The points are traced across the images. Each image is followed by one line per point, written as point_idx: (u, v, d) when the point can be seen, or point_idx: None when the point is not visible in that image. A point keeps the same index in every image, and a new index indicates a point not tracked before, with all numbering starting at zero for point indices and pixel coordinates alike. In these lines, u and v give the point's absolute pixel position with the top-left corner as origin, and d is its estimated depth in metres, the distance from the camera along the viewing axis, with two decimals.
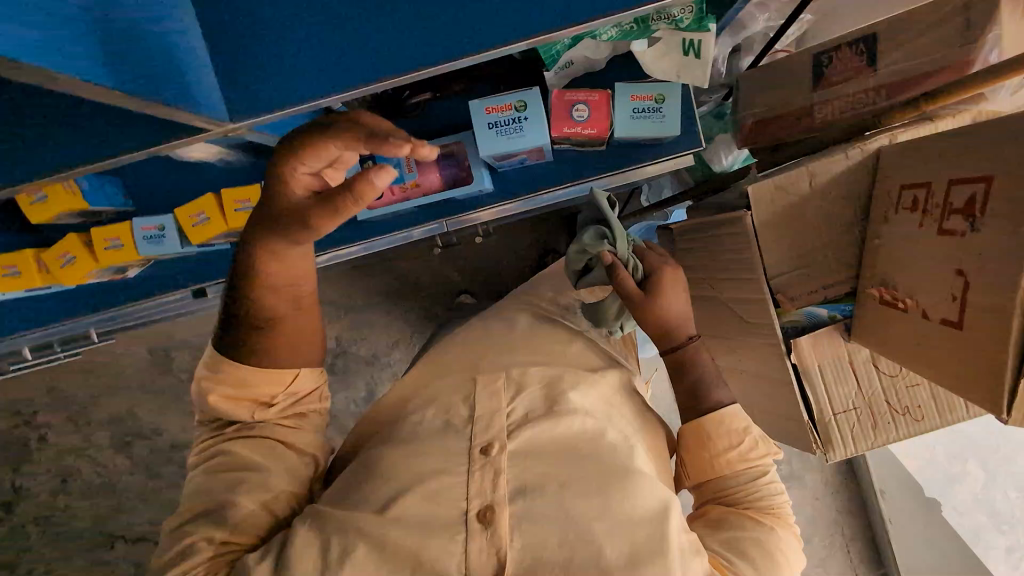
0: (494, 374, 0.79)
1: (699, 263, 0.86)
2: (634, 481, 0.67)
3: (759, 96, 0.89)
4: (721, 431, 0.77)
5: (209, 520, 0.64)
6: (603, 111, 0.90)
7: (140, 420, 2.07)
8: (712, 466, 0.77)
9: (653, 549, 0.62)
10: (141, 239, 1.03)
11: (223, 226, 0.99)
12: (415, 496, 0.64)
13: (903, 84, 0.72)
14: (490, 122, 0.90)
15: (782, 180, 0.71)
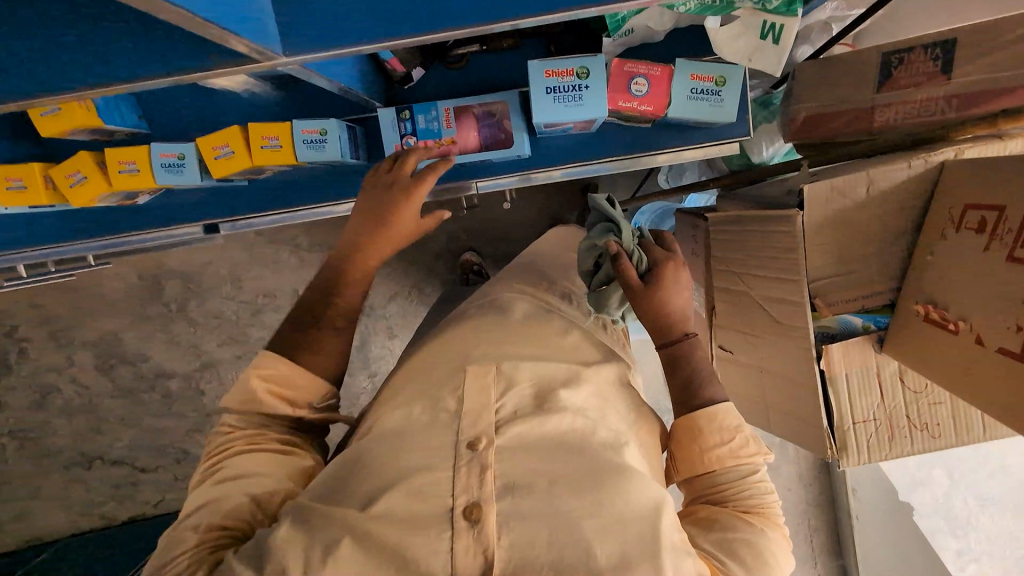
0: (485, 366, 0.76)
1: (728, 254, 0.84)
2: (628, 481, 0.66)
3: (813, 88, 0.83)
4: (712, 428, 0.74)
5: (211, 509, 0.68)
6: (663, 88, 0.85)
7: (125, 344, 2.03)
8: (700, 463, 0.74)
9: (643, 551, 0.61)
10: (158, 166, 0.98)
11: (248, 163, 0.95)
12: (400, 493, 0.64)
13: (977, 96, 0.68)
14: (550, 87, 0.83)
15: (840, 183, 0.68)
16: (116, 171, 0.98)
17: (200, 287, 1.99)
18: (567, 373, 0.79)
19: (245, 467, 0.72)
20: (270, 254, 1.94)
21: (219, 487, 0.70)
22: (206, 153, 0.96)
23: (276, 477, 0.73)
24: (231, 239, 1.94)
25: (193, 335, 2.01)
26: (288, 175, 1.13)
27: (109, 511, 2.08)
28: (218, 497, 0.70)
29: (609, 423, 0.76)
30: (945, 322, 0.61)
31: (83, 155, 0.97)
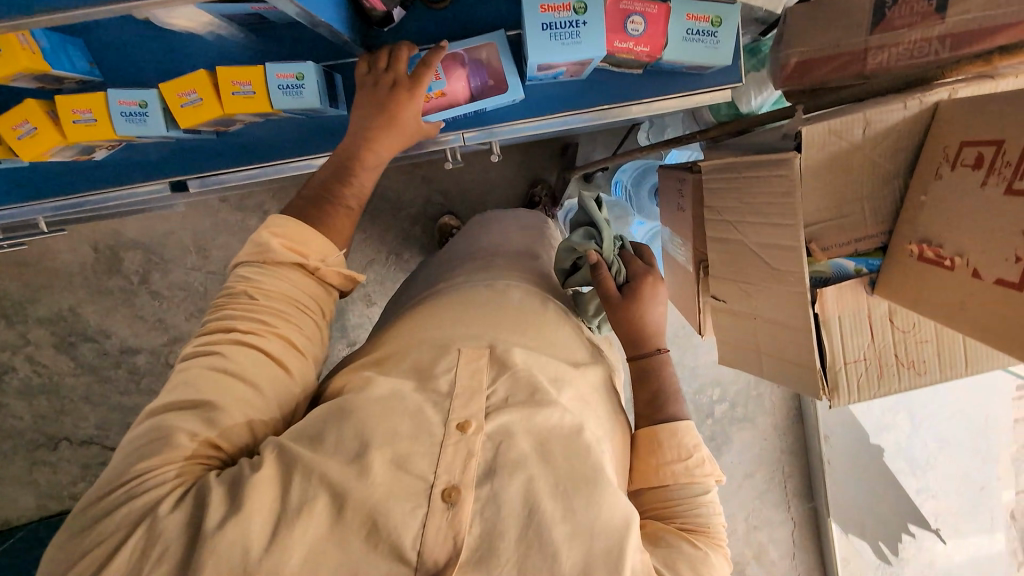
0: (480, 350, 0.77)
1: (722, 200, 0.83)
2: (604, 490, 0.65)
3: (809, 33, 0.81)
4: (672, 443, 0.82)
5: (197, 416, 0.65)
6: (660, 27, 0.82)
7: (84, 320, 1.93)
8: (656, 475, 0.81)
9: (609, 559, 0.61)
10: (118, 115, 0.90)
11: (218, 110, 0.89)
12: (384, 459, 0.62)
13: (972, 37, 0.65)
14: (546, 23, 0.78)
15: (837, 125, 0.67)
16: (70, 121, 0.90)
17: (163, 258, 1.89)
18: (556, 371, 0.79)
19: (244, 360, 0.70)
20: (237, 222, 1.85)
21: (214, 381, 0.67)
22: (172, 100, 0.90)
23: (271, 386, 0.71)
24: (194, 206, 1.84)
25: (158, 308, 1.92)
26: (260, 128, 1.06)
27: (79, 493, 2.00)
28: (213, 393, 0.66)
29: (589, 421, 0.76)
30: (940, 258, 0.62)
31: (30, 103, 0.88)
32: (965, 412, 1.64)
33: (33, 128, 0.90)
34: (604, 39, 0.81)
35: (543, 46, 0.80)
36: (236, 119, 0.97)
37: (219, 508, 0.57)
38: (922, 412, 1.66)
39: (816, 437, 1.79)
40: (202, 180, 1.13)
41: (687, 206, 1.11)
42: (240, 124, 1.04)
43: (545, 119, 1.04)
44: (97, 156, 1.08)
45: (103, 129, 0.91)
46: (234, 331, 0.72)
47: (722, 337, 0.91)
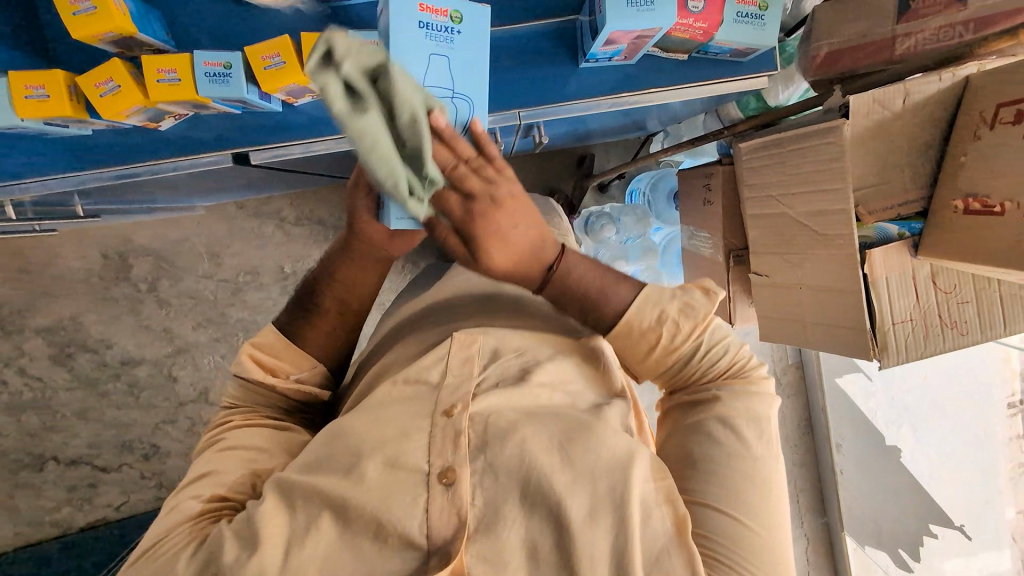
0: (470, 338, 0.78)
1: (771, 177, 0.87)
2: (597, 433, 0.64)
3: (833, 26, 0.84)
4: (634, 333, 0.72)
5: (208, 481, 0.70)
6: (716, 7, 0.83)
7: (85, 330, 1.70)
8: (648, 364, 0.76)
9: (615, 500, 0.60)
10: (203, 76, 0.88)
11: (300, 77, 0.88)
12: (377, 462, 0.63)
13: (991, 20, 0.71)
14: None
15: (881, 94, 0.75)
16: (154, 81, 0.87)
17: (174, 264, 1.72)
18: (556, 347, 0.80)
19: (240, 441, 0.75)
20: (253, 229, 1.73)
21: (216, 459, 0.74)
22: (256, 64, 0.88)
23: (270, 448, 0.77)
24: (211, 210, 1.71)
25: (165, 318, 1.73)
26: (326, 103, 1.01)
27: (63, 520, 1.69)
28: (217, 467, 0.72)
29: (582, 387, 0.75)
30: (990, 207, 0.69)
31: (117, 61, 0.86)
32: (965, 420, 1.59)
33: (117, 86, 0.86)
34: (676, 14, 0.80)
35: (620, 12, 0.78)
36: (309, 91, 0.95)
37: (235, 544, 0.61)
38: (924, 424, 1.61)
39: (828, 447, 1.71)
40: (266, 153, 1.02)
41: (713, 198, 1.10)
42: (307, 97, 0.98)
43: (563, 107, 0.99)
44: (163, 126, 0.99)
45: (186, 90, 0.87)
46: (233, 422, 0.79)
47: (771, 312, 0.92)
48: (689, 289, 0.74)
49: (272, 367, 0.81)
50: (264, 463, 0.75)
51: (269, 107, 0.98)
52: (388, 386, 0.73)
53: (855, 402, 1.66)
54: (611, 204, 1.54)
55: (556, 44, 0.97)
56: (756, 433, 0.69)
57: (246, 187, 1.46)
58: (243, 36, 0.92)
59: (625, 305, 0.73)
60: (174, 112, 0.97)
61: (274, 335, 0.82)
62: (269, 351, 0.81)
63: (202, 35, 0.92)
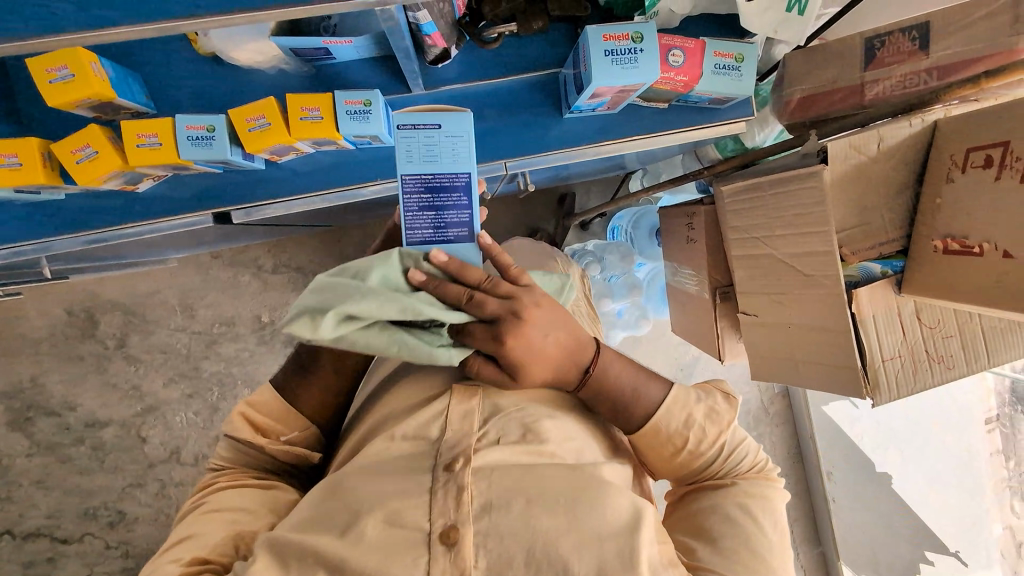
0: (472, 391, 0.71)
1: (755, 219, 0.88)
2: (604, 494, 0.60)
3: (803, 73, 0.89)
4: (662, 439, 0.73)
5: (192, 544, 0.64)
6: (696, 61, 0.87)
7: (47, 391, 1.60)
8: (671, 466, 0.75)
9: (624, 564, 0.55)
10: (185, 139, 0.86)
11: (285, 136, 0.87)
12: (376, 519, 0.57)
13: (953, 67, 0.75)
14: (608, 49, 0.80)
15: (856, 141, 0.78)
16: (133, 146, 0.85)
17: (145, 318, 1.63)
18: (552, 400, 0.75)
19: (223, 503, 0.69)
20: (229, 279, 1.65)
21: (196, 522, 0.67)
22: (239, 125, 0.87)
23: (254, 508, 0.70)
24: (185, 261, 1.63)
25: (133, 375, 1.62)
26: (310, 159, 1.00)
27: None
28: (197, 529, 0.66)
29: (583, 445, 0.71)
30: (969, 248, 0.71)
31: (95, 126, 0.84)
32: (946, 444, 1.59)
33: (97, 152, 0.84)
34: (659, 70, 0.83)
35: (606, 68, 0.80)
36: (294, 149, 0.94)
37: None
38: (909, 446, 1.64)
39: (817, 475, 1.71)
40: (246, 211, 1.00)
41: (696, 237, 1.11)
42: (292, 154, 0.97)
43: (546, 157, 1.01)
44: (141, 188, 0.97)
45: (168, 153, 0.86)
46: (218, 483, 0.73)
47: (768, 352, 0.92)
48: (710, 396, 0.76)
49: (268, 425, 0.75)
50: (250, 524, 0.68)
51: (252, 166, 0.97)
52: (386, 439, 0.67)
53: (845, 429, 1.70)
54: (593, 244, 1.56)
55: (541, 95, 0.99)
56: (772, 521, 0.69)
57: (222, 237, 1.42)
58: (226, 95, 0.91)
59: (654, 407, 0.73)
60: (153, 174, 0.95)
61: (270, 394, 0.76)
62: (262, 408, 0.75)
63: (183, 95, 0.91)
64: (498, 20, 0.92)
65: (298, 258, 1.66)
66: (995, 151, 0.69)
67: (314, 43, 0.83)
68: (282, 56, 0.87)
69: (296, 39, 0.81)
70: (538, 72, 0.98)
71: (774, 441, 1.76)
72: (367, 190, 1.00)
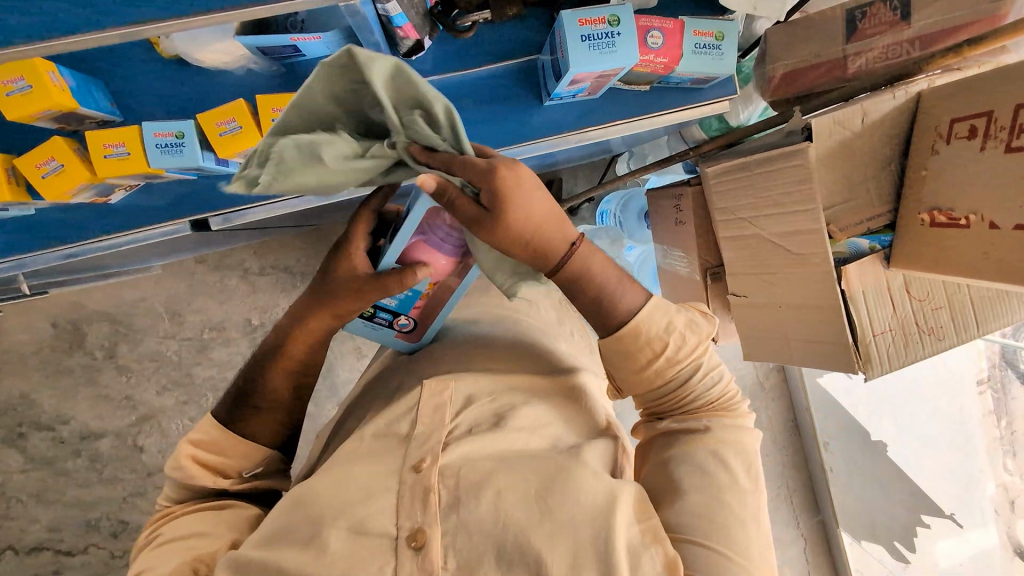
0: (441, 384, 0.69)
1: (746, 201, 0.86)
2: (574, 478, 0.58)
3: (784, 49, 0.88)
4: (639, 344, 0.65)
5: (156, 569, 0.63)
6: (676, 41, 0.85)
7: (38, 407, 1.57)
8: (641, 380, 0.67)
9: (600, 550, 0.54)
10: (153, 147, 0.84)
11: (259, 139, 0.85)
12: (340, 529, 0.56)
13: (937, 36, 0.74)
14: (584, 34, 0.78)
15: (840, 116, 0.77)
16: (100, 156, 0.83)
17: (133, 327, 1.60)
18: (528, 388, 0.71)
19: (181, 530, 0.67)
20: (215, 283, 1.62)
21: (154, 555, 0.65)
22: (210, 130, 0.85)
23: (214, 531, 0.67)
24: (169, 267, 1.60)
25: (126, 385, 1.60)
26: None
27: None
28: (152, 563, 0.64)
29: (562, 429, 0.67)
30: (957, 220, 0.71)
31: (58, 139, 0.82)
32: (943, 409, 1.60)
33: (63, 164, 0.82)
34: (638, 52, 0.81)
35: (583, 54, 0.79)
36: None
37: None
38: (902, 413, 1.64)
39: (816, 446, 1.74)
40: (224, 217, 1.00)
41: (684, 219, 1.09)
42: None
43: (529, 145, 1.00)
44: (114, 200, 0.95)
45: (137, 163, 0.84)
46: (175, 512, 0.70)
47: (759, 331, 0.91)
48: (691, 309, 0.68)
49: (222, 458, 0.72)
50: (209, 546, 0.66)
51: (226, 171, 0.94)
52: (355, 442, 0.66)
53: (840, 400, 1.70)
54: (584, 227, 1.52)
55: (520, 82, 0.97)
56: (745, 465, 0.64)
57: (203, 243, 1.39)
58: (193, 101, 0.89)
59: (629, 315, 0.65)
60: (125, 185, 0.92)
61: (215, 429, 0.72)
62: (211, 446, 0.71)
63: (149, 102, 0.88)
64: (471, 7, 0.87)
65: (285, 258, 1.64)
66: (980, 121, 0.68)
67: (281, 41, 0.80)
68: (248, 55, 0.84)
69: (263, 37, 0.79)
70: (517, 59, 0.95)
71: (772, 413, 1.78)
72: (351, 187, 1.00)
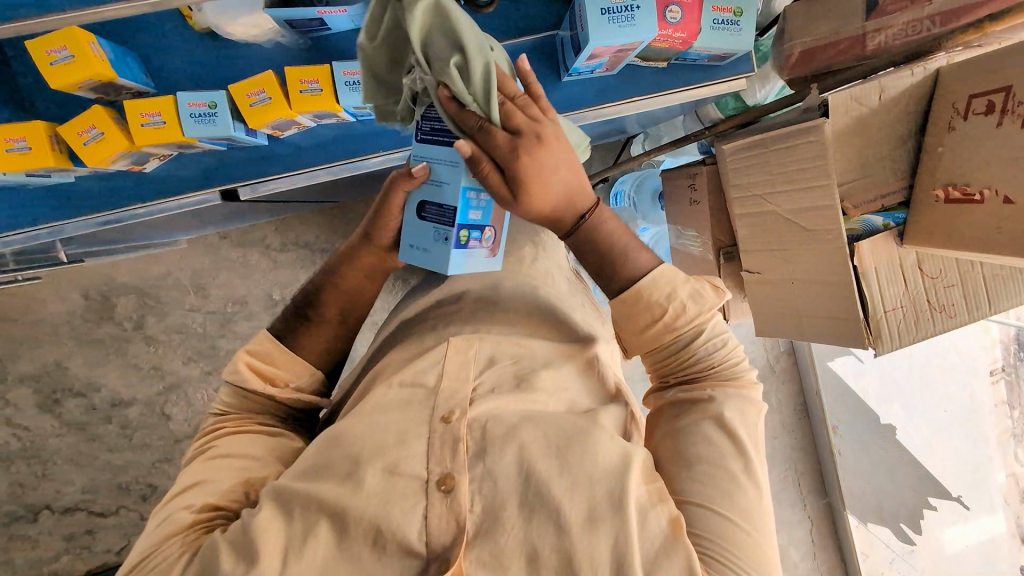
0: (467, 343, 0.72)
1: (756, 174, 0.88)
2: (594, 439, 0.61)
3: (805, 25, 0.86)
4: (639, 307, 0.70)
5: (204, 490, 0.66)
6: (695, 15, 0.85)
7: (71, 374, 1.64)
8: (645, 341, 0.73)
9: (613, 507, 0.56)
10: (187, 117, 0.87)
11: (287, 110, 0.88)
12: (376, 468, 0.59)
13: (957, 12, 0.75)
14: (604, 7, 0.80)
15: (856, 92, 0.78)
16: (138, 126, 0.86)
17: (161, 300, 1.66)
18: (547, 354, 0.74)
19: (231, 449, 0.71)
20: (238, 258, 1.67)
21: (204, 470, 0.68)
22: (240, 100, 0.88)
23: (263, 456, 0.72)
24: (194, 242, 1.65)
25: (154, 355, 1.66)
26: (311, 134, 1.01)
27: (62, 570, 1.62)
28: (205, 475, 0.67)
29: (578, 394, 0.70)
30: (970, 195, 0.71)
31: (98, 108, 0.85)
32: (950, 393, 1.62)
33: (103, 133, 0.85)
34: (656, 26, 0.82)
35: (602, 29, 0.80)
36: (296, 123, 0.94)
37: (232, 553, 0.56)
38: (913, 397, 1.64)
39: (824, 430, 1.71)
40: (252, 187, 1.02)
41: (699, 198, 1.10)
42: (295, 128, 0.98)
43: None
44: (149, 168, 0.99)
45: (172, 132, 0.87)
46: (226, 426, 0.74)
47: (771, 308, 0.92)
48: (700, 280, 0.71)
49: (275, 370, 0.77)
50: (258, 471, 0.70)
51: (255, 143, 0.97)
52: (384, 389, 0.68)
53: (850, 385, 1.69)
54: (597, 209, 1.53)
55: (540, 59, 0.98)
56: (749, 433, 0.66)
57: (229, 217, 1.43)
58: (222, 72, 0.91)
59: (640, 275, 0.70)
60: (159, 154, 0.96)
61: (270, 342, 0.77)
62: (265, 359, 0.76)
63: (182, 76, 0.91)
64: None
65: (303, 235, 1.68)
66: (997, 97, 0.69)
67: (308, 14, 0.82)
68: (275, 28, 0.86)
69: (290, 10, 0.81)
70: (535, 35, 0.97)
71: (785, 396, 1.77)
72: (370, 161, 1.02)
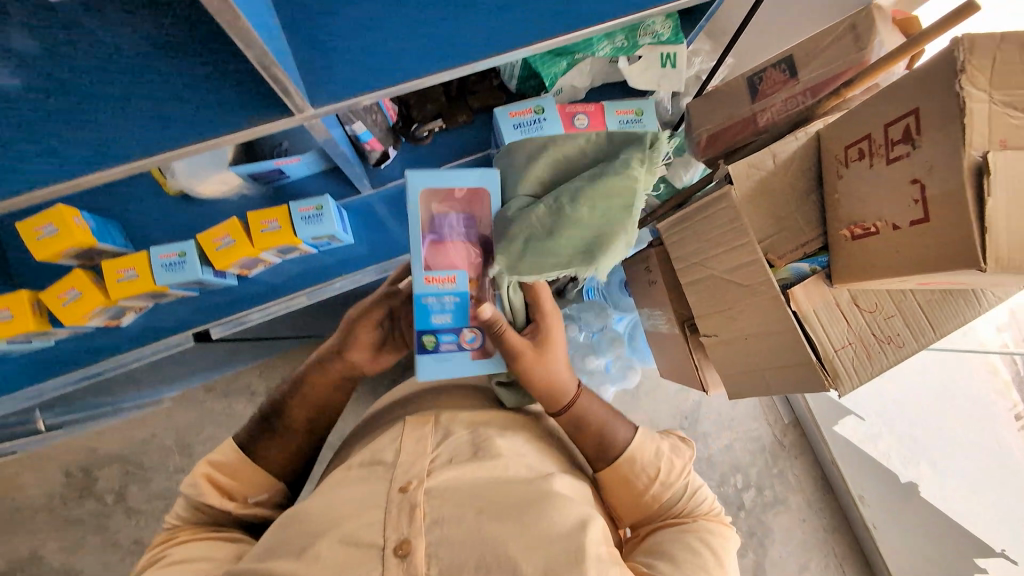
0: (423, 418, 0.79)
1: (686, 247, 0.97)
2: (547, 499, 0.64)
3: (706, 117, 1.03)
4: (637, 468, 0.84)
5: None
6: (598, 120, 1.02)
7: (47, 563, 1.55)
8: (637, 501, 0.83)
9: (569, 561, 0.58)
10: (159, 267, 0.95)
11: (250, 249, 0.96)
12: (332, 539, 0.61)
13: (822, 85, 0.88)
14: (516, 124, 0.97)
15: (754, 160, 0.88)
16: (115, 281, 0.95)
17: (144, 467, 1.62)
18: (502, 423, 0.79)
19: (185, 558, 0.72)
20: (223, 410, 1.67)
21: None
22: (208, 246, 0.96)
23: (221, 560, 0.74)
24: (178, 399, 1.66)
25: (134, 530, 1.57)
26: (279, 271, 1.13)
27: None
28: None
29: (532, 458, 0.73)
30: (869, 229, 0.77)
31: (80, 272, 0.93)
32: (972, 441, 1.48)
33: (81, 293, 0.93)
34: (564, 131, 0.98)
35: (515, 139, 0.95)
36: (261, 260, 1.04)
37: None
38: (929, 452, 1.54)
39: (851, 502, 1.65)
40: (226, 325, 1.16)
41: (655, 279, 1.17)
42: (259, 266, 1.06)
43: None
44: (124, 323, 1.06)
45: (144, 283, 0.95)
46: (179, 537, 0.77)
47: (734, 368, 0.95)
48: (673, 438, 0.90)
49: (237, 486, 0.81)
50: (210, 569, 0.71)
51: (223, 283, 1.05)
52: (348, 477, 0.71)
53: (863, 446, 1.65)
54: (570, 307, 1.62)
55: None
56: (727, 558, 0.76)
57: (211, 367, 1.46)
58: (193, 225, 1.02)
59: (624, 445, 0.85)
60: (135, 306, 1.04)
61: (234, 453, 0.82)
62: (227, 470, 0.81)
63: (155, 227, 1.01)
64: (427, 119, 1.05)
65: None
66: (863, 142, 0.77)
67: (267, 166, 0.94)
68: (240, 182, 0.99)
69: (252, 165, 0.93)
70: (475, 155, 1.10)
71: (798, 471, 1.72)
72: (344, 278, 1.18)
